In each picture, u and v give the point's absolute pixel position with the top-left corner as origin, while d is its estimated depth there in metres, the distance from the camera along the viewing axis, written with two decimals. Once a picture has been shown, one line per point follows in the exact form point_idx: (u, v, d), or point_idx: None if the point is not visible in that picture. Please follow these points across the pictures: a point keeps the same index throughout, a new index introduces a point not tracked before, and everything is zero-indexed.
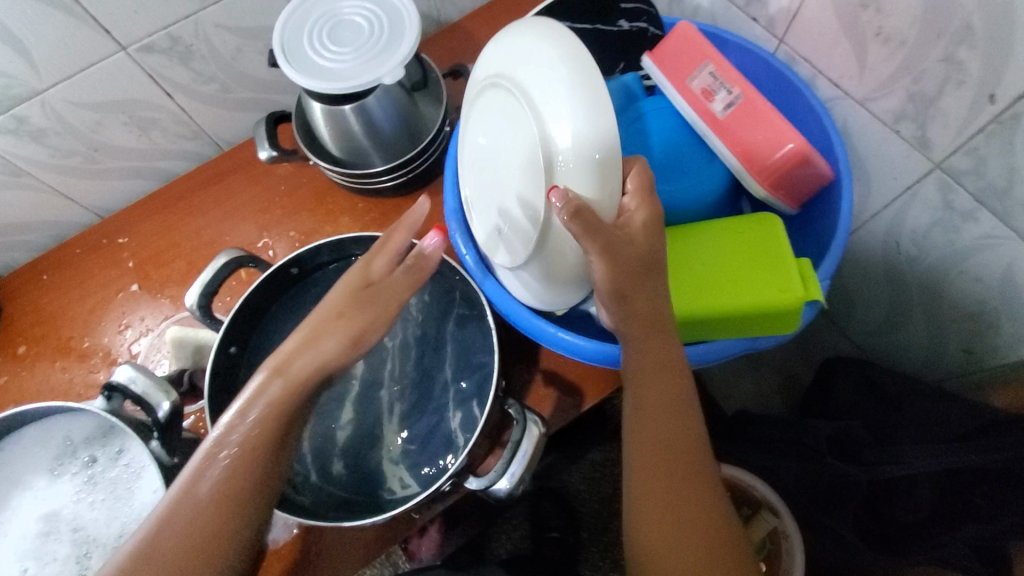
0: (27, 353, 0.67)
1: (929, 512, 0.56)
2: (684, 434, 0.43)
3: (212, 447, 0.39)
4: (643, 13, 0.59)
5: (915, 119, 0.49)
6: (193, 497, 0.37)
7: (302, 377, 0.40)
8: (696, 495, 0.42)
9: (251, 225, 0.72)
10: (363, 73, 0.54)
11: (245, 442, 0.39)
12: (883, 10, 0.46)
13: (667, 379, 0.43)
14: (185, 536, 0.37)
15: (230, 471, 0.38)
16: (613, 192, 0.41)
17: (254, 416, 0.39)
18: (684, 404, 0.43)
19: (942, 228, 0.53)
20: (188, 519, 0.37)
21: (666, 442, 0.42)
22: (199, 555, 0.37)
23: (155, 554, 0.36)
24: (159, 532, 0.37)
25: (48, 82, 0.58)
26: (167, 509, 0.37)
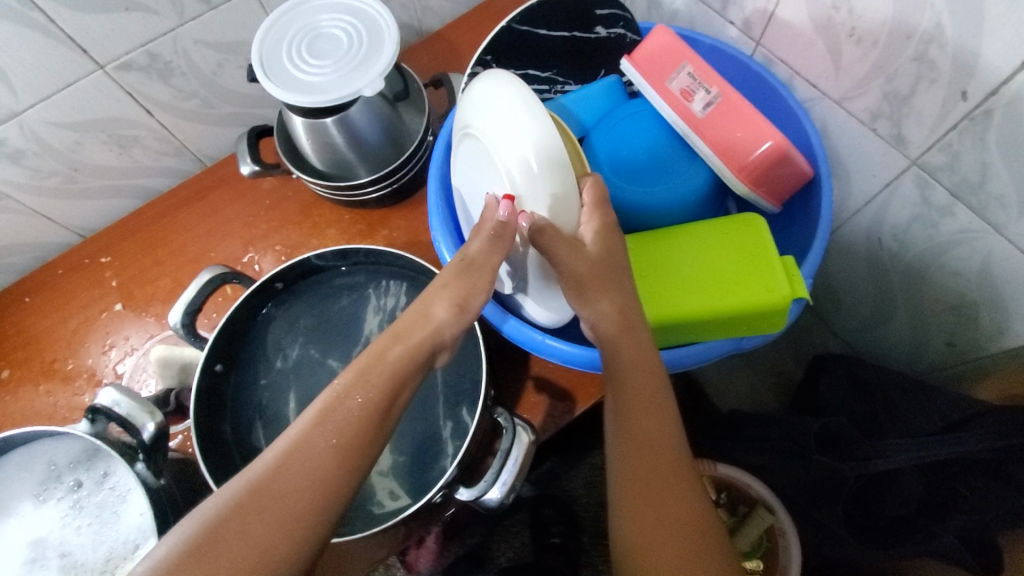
0: (10, 377, 0.66)
1: (916, 504, 0.56)
2: (663, 433, 0.42)
3: (328, 408, 0.36)
4: (620, 18, 0.58)
5: (890, 117, 0.49)
6: (306, 454, 0.35)
7: (420, 350, 0.38)
8: (675, 493, 0.42)
9: (236, 240, 0.71)
10: (343, 86, 0.54)
11: (359, 407, 0.36)
12: (855, 11, 0.47)
13: (647, 379, 0.42)
14: (291, 497, 0.34)
15: (341, 434, 0.35)
16: (569, 206, 0.43)
17: (373, 377, 0.37)
18: (664, 403, 0.43)
19: (921, 223, 0.53)
20: (296, 478, 0.34)
21: (647, 442, 0.42)
22: (300, 518, 0.34)
23: (259, 508, 0.33)
24: (266, 487, 0.34)
25: (25, 103, 0.57)
26: (277, 465, 0.34)
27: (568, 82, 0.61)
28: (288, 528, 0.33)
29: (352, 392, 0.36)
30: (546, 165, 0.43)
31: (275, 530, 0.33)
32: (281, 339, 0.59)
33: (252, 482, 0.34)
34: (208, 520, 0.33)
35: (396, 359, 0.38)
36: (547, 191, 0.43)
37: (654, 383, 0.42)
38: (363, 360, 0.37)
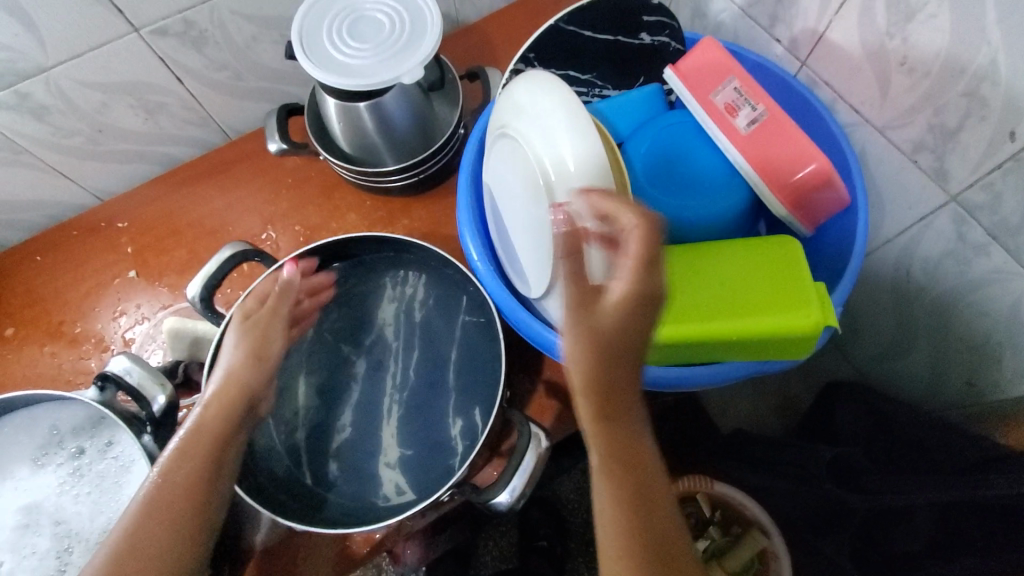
0: (15, 335, 0.66)
1: (925, 541, 0.53)
2: (646, 493, 0.34)
3: (176, 458, 0.43)
4: (666, 27, 0.58)
5: (933, 150, 0.49)
6: (165, 499, 0.41)
7: (225, 402, 0.46)
8: (666, 573, 0.33)
9: (255, 217, 0.70)
10: (381, 71, 0.53)
11: (202, 453, 0.43)
12: (909, 40, 0.46)
13: (624, 430, 0.34)
14: (158, 540, 0.40)
15: (191, 475, 0.42)
16: None
17: (206, 436, 0.44)
18: (644, 458, 0.34)
19: (953, 259, 0.53)
20: (157, 523, 0.40)
21: (620, 515, 0.33)
22: (174, 524, 0.41)
23: (129, 555, 0.39)
24: (130, 537, 0.39)
25: (54, 59, 0.56)
26: (132, 520, 0.40)
27: (608, 86, 0.59)
28: (163, 536, 0.40)
29: (196, 446, 0.44)
30: (591, 179, 0.40)
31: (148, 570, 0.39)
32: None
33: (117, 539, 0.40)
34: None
35: (217, 418, 0.45)
36: None
37: (633, 431, 0.34)
38: (191, 430, 0.45)
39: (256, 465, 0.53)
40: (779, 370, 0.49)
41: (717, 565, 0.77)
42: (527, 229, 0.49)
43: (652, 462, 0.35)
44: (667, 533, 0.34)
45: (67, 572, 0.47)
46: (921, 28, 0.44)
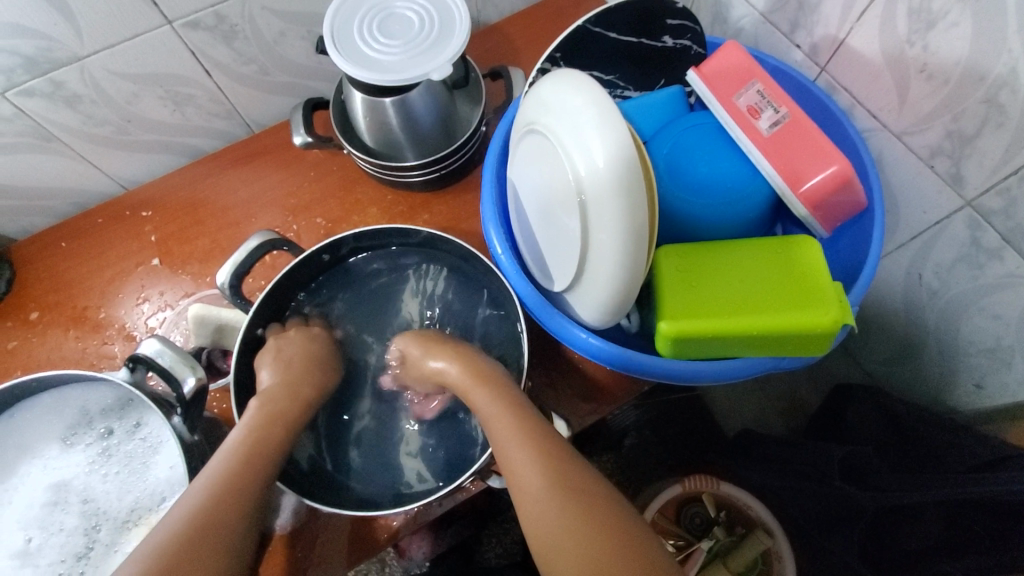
0: (39, 319, 0.67)
1: (937, 539, 0.55)
2: (531, 439, 0.45)
3: (259, 430, 0.48)
4: (688, 30, 0.58)
5: (950, 155, 0.50)
6: (257, 460, 0.46)
7: (292, 391, 0.51)
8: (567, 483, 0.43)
9: (278, 208, 0.71)
10: (411, 68, 0.54)
11: (280, 428, 0.49)
12: (929, 48, 0.47)
13: (499, 400, 0.48)
14: (255, 490, 0.44)
15: (277, 443, 0.48)
16: (640, 220, 0.42)
17: (281, 416, 0.49)
18: (523, 414, 0.47)
19: (967, 264, 0.54)
20: (256, 474, 0.45)
21: (516, 465, 0.44)
22: (219, 522, 0.41)
23: (231, 501, 0.42)
24: (232, 483, 0.43)
25: (90, 48, 0.58)
26: (231, 472, 0.44)
27: (628, 87, 0.62)
28: (209, 527, 0.40)
29: (270, 424, 0.49)
30: (625, 175, 0.41)
31: (243, 517, 0.42)
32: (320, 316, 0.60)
33: (212, 488, 0.43)
34: (175, 528, 0.40)
35: (289, 406, 0.50)
36: (618, 202, 0.41)
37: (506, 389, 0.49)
38: (261, 412, 0.49)
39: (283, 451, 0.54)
40: (795, 367, 0.50)
41: (721, 565, 0.78)
42: (555, 222, 0.50)
43: (531, 417, 0.47)
44: (561, 457, 0.45)
45: (94, 548, 0.48)
46: (941, 37, 0.46)
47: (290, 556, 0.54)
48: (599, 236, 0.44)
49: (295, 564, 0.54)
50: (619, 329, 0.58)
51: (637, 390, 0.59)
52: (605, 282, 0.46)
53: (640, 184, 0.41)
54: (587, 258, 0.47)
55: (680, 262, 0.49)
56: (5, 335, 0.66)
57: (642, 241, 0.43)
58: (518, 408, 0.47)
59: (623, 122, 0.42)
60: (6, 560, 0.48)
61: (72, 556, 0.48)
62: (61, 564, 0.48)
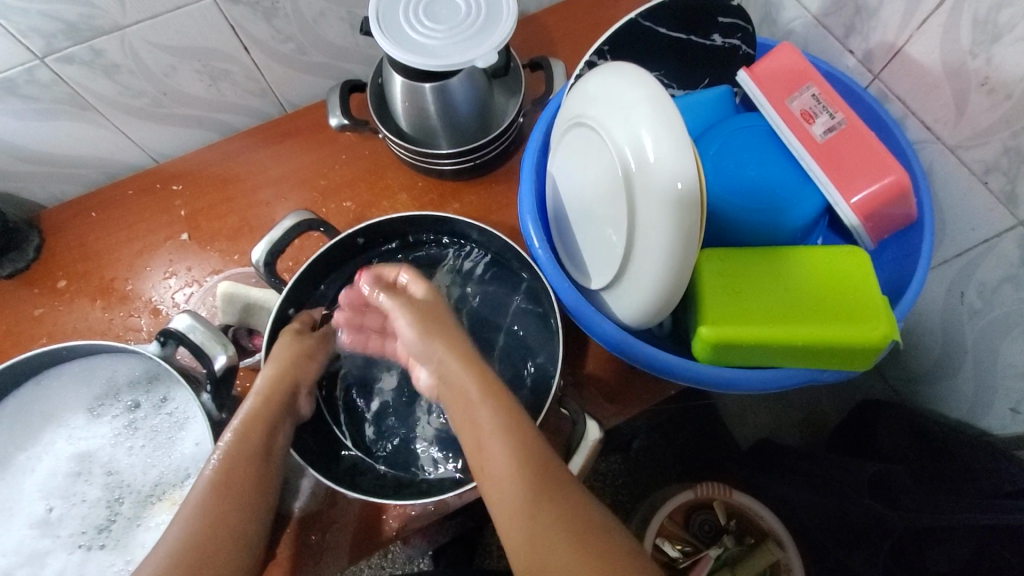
0: (67, 288, 0.67)
1: (960, 564, 0.54)
2: (526, 459, 0.42)
3: (239, 451, 0.45)
4: (739, 29, 0.57)
5: (1005, 172, 0.48)
6: (251, 462, 0.45)
7: (274, 397, 0.49)
8: (563, 504, 0.40)
9: (307, 190, 0.71)
10: (455, 54, 0.53)
11: (258, 441, 0.46)
12: (993, 60, 0.45)
13: (496, 416, 0.44)
14: (252, 509, 0.43)
15: (258, 469, 0.45)
16: (694, 222, 0.41)
17: (274, 412, 0.48)
18: (515, 423, 0.44)
19: (1013, 284, 0.53)
20: (247, 498, 0.43)
21: (505, 483, 0.42)
22: (218, 532, 0.41)
23: (233, 515, 0.42)
24: (231, 501, 0.42)
25: (132, 19, 0.57)
26: (230, 488, 0.43)
27: (671, 85, 0.61)
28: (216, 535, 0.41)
29: (247, 440, 0.46)
30: (684, 174, 0.40)
31: (238, 549, 0.42)
32: (355, 276, 0.60)
33: (208, 505, 0.42)
34: (180, 542, 0.40)
35: (266, 411, 0.48)
36: (671, 202, 0.40)
37: (485, 378, 0.47)
38: (239, 422, 0.47)
39: (311, 441, 0.54)
40: (834, 380, 0.49)
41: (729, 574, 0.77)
42: (598, 218, 0.49)
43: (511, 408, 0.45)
44: (556, 476, 0.42)
45: (116, 521, 0.48)
46: (1007, 50, 0.44)
47: (303, 541, 0.53)
48: (648, 236, 0.43)
49: (306, 552, 0.53)
50: (652, 335, 0.57)
51: (664, 393, 0.58)
52: (649, 282, 0.45)
53: (698, 189, 0.40)
54: (632, 255, 0.46)
55: (722, 267, 0.48)
56: (32, 302, 0.66)
57: (695, 245, 0.42)
58: (513, 424, 0.44)
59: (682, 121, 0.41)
60: (26, 529, 0.48)
61: (93, 528, 0.48)
62: (81, 536, 0.48)
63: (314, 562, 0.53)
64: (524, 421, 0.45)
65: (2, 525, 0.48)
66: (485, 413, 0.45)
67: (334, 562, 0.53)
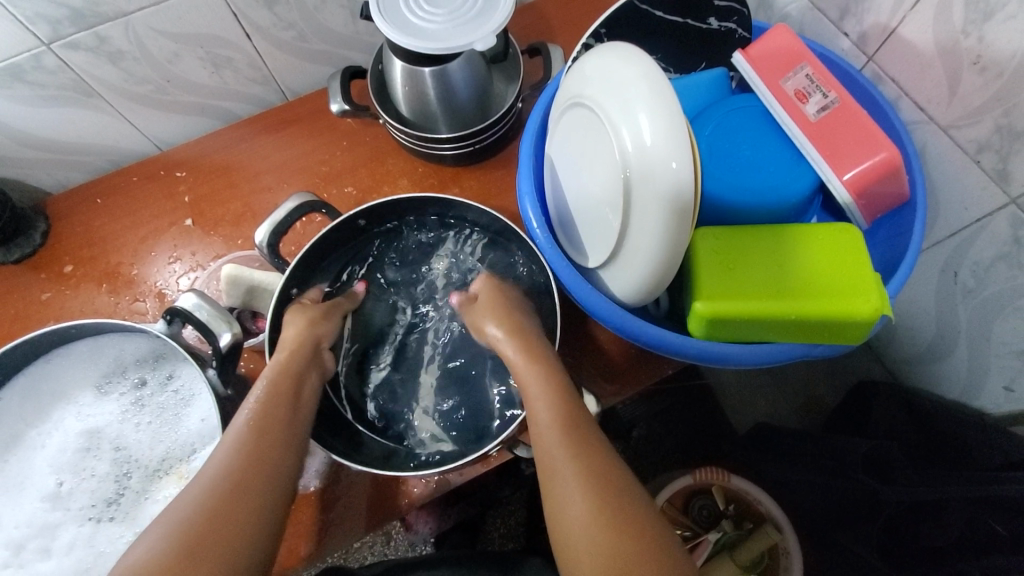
0: (73, 273, 0.68)
1: (954, 537, 0.55)
2: (568, 419, 0.44)
3: (271, 399, 0.46)
4: (734, 13, 0.58)
5: (998, 150, 0.49)
6: (275, 424, 0.45)
7: (304, 350, 0.51)
8: (593, 466, 0.41)
9: (309, 175, 0.72)
10: (454, 38, 0.54)
11: (286, 399, 0.47)
12: (985, 39, 0.46)
13: (544, 378, 0.46)
14: (279, 467, 0.43)
15: (286, 417, 0.46)
16: (689, 197, 0.41)
17: (296, 378, 0.49)
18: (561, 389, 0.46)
19: (1006, 262, 0.53)
20: (279, 443, 0.44)
21: (546, 445, 0.43)
22: (238, 491, 0.40)
23: (257, 474, 0.42)
24: (255, 459, 0.42)
25: (136, 5, 0.57)
26: (251, 447, 0.43)
27: (669, 69, 0.61)
28: (236, 493, 0.40)
29: (277, 397, 0.47)
30: (679, 151, 0.41)
31: (261, 508, 0.41)
32: (354, 257, 0.61)
33: (232, 464, 0.41)
34: (196, 501, 0.39)
35: (294, 362, 0.50)
36: (666, 179, 0.41)
37: (535, 349, 0.49)
38: (271, 373, 0.49)
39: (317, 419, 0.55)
40: (827, 355, 0.50)
41: (728, 558, 0.77)
42: (594, 197, 0.50)
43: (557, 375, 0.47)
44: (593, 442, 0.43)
45: (124, 495, 0.49)
46: (998, 28, 0.44)
47: (310, 518, 0.55)
48: (642, 211, 0.44)
49: (313, 529, 0.54)
50: (647, 313, 0.59)
51: (662, 372, 0.59)
52: (645, 259, 0.46)
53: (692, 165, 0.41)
54: (627, 233, 0.47)
55: (718, 244, 0.49)
56: (38, 287, 0.67)
57: (690, 220, 0.43)
58: (562, 391, 0.46)
59: (676, 99, 0.42)
60: (37, 503, 0.49)
61: (102, 501, 0.49)
62: (91, 509, 0.49)
63: (321, 539, 0.54)
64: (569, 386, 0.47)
65: (14, 499, 0.49)
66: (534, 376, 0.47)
67: (342, 538, 0.54)
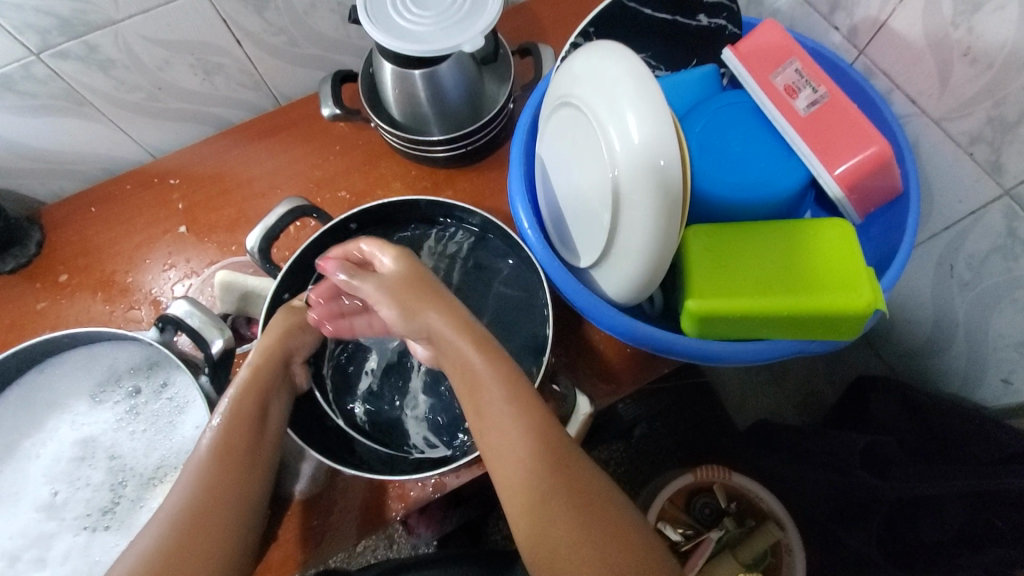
0: (68, 282, 0.68)
1: (954, 531, 0.57)
2: (535, 435, 0.43)
3: (234, 415, 0.47)
4: (724, 9, 0.58)
5: (990, 142, 0.48)
6: (240, 440, 0.46)
7: (272, 361, 0.50)
8: (568, 478, 0.42)
9: (303, 180, 0.72)
10: (443, 39, 0.54)
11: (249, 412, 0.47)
12: (975, 30, 0.46)
13: (505, 387, 0.45)
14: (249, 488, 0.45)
15: (254, 432, 0.47)
16: (678, 197, 0.41)
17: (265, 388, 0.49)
18: (528, 400, 0.44)
19: (1001, 254, 0.53)
20: (243, 458, 0.46)
21: (515, 462, 0.42)
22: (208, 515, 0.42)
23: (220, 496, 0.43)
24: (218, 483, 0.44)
25: (125, 13, 0.57)
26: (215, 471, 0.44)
27: (659, 66, 0.61)
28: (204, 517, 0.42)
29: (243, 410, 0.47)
30: (666, 149, 0.41)
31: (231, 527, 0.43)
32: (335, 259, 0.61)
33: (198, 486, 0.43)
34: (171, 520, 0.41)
35: (263, 373, 0.50)
36: (654, 178, 0.41)
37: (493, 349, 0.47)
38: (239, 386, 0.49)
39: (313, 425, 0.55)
40: (822, 351, 0.50)
41: (729, 556, 0.77)
42: (584, 198, 0.50)
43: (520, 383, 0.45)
44: (568, 450, 0.43)
45: (120, 503, 0.49)
46: (987, 19, 0.44)
47: (305, 524, 0.54)
48: (630, 212, 0.44)
49: (309, 535, 0.54)
50: (640, 311, 0.58)
51: (659, 371, 0.58)
52: (635, 257, 0.46)
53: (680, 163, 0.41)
54: (616, 232, 0.47)
55: (710, 242, 0.49)
56: (33, 297, 0.67)
57: (678, 219, 0.43)
58: (527, 399, 0.44)
59: (663, 97, 0.42)
60: (33, 512, 0.49)
61: (98, 510, 0.49)
62: (86, 518, 0.49)
63: (317, 544, 0.54)
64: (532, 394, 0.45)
65: (9, 509, 0.49)
66: (492, 382, 0.45)
67: (337, 544, 0.54)
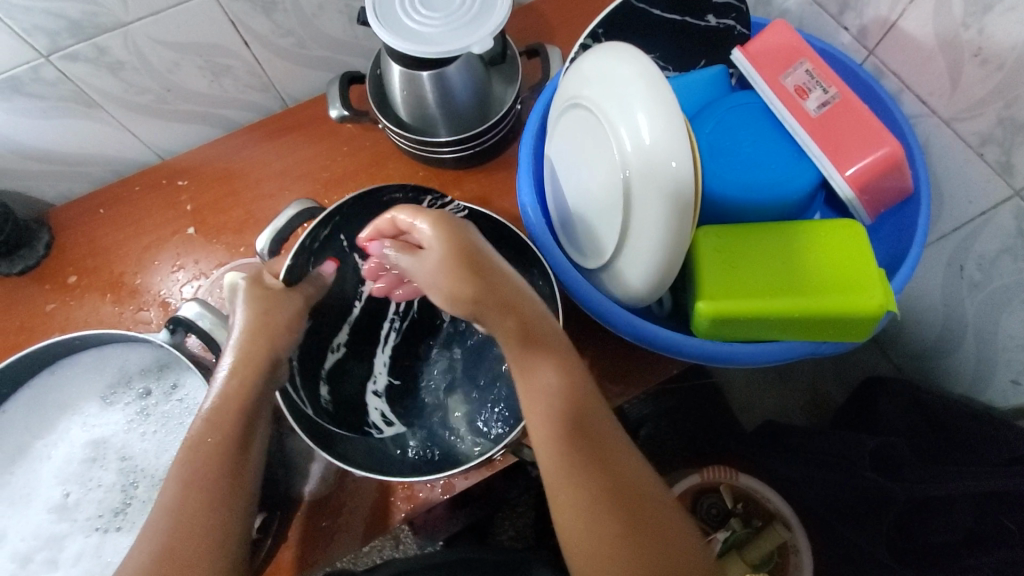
0: (77, 284, 0.68)
1: (962, 532, 0.56)
2: (576, 427, 0.42)
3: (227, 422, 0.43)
4: (733, 10, 0.58)
5: (1001, 143, 0.48)
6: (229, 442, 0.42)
7: (255, 366, 0.45)
8: (606, 475, 0.41)
9: (310, 181, 0.72)
10: (451, 40, 0.54)
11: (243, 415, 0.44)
12: (986, 31, 0.45)
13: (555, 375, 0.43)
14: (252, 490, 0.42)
15: (242, 437, 0.43)
16: (689, 198, 0.41)
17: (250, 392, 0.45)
18: (574, 390, 0.43)
19: (1011, 255, 0.53)
20: (231, 466, 0.42)
21: (555, 454, 0.41)
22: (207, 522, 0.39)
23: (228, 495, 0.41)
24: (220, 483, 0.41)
25: (134, 16, 0.58)
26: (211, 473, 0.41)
27: (668, 67, 0.61)
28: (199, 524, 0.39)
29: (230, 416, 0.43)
30: (677, 150, 0.41)
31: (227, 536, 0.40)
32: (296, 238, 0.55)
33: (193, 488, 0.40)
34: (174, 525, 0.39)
35: (248, 376, 0.45)
36: (665, 180, 0.41)
37: (546, 332, 0.45)
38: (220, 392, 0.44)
39: None
40: (831, 353, 0.50)
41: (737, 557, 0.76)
42: (594, 199, 0.50)
43: (572, 372, 0.44)
44: (609, 446, 0.42)
45: (130, 505, 0.49)
46: (999, 20, 0.44)
47: (313, 524, 0.55)
48: (642, 213, 0.44)
49: (317, 535, 0.54)
50: (650, 312, 0.58)
51: (668, 372, 0.58)
52: (645, 259, 0.46)
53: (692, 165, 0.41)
54: (627, 233, 0.46)
55: (719, 243, 0.49)
56: (42, 298, 0.67)
57: (689, 221, 0.42)
58: (574, 387, 0.44)
59: (674, 98, 0.42)
60: (46, 514, 0.49)
61: (109, 511, 0.49)
62: (98, 519, 0.49)
63: (326, 545, 0.54)
64: (581, 384, 0.44)
65: (21, 510, 0.50)
66: (540, 367, 0.44)
67: (346, 544, 0.54)
